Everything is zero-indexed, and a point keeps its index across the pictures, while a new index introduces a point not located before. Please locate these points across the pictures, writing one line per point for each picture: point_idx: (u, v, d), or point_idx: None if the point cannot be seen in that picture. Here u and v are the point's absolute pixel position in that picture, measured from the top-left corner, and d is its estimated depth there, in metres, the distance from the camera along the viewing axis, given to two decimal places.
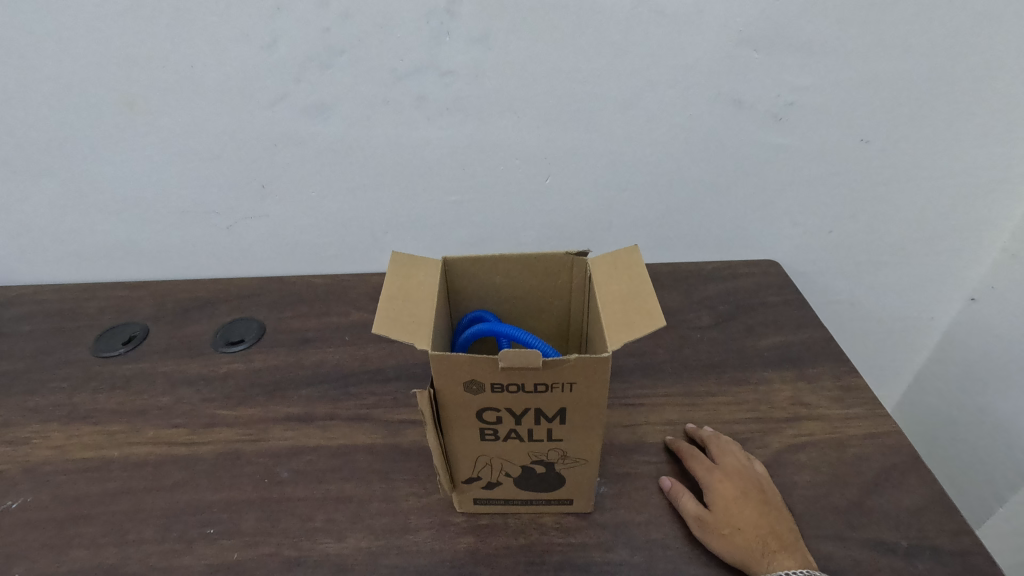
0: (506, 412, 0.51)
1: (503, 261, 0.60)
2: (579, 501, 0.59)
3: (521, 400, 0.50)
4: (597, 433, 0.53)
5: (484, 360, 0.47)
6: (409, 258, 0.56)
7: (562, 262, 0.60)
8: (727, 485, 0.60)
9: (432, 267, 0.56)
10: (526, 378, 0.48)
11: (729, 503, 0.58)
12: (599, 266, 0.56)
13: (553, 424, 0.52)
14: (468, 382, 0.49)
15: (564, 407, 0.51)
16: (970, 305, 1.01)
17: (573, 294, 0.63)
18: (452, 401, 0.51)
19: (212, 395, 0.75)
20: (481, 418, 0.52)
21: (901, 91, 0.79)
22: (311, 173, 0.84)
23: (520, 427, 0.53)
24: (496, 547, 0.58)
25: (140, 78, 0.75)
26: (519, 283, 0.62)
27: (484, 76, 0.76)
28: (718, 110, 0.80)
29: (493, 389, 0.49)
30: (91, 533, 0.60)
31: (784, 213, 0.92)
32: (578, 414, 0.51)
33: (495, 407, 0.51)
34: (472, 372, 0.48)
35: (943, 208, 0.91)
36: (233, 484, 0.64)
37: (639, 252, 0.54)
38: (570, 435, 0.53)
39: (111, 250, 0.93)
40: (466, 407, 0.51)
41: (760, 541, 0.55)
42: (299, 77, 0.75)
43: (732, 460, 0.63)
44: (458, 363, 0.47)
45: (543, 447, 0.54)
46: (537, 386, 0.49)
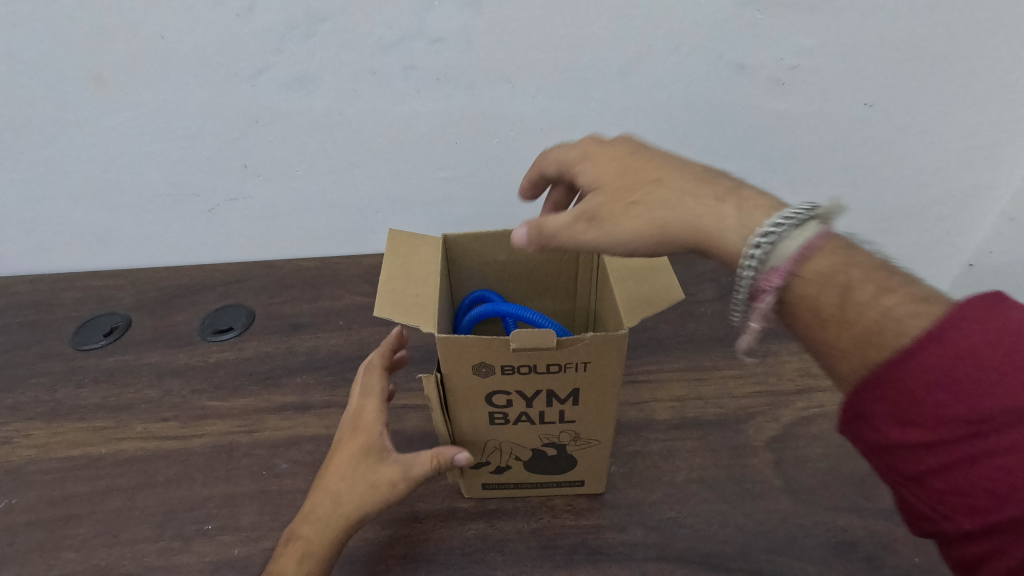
0: (517, 395, 0.49)
1: (507, 237, 0.57)
2: (591, 482, 0.58)
3: (534, 382, 0.48)
4: (612, 412, 0.51)
5: (494, 342, 0.44)
6: (407, 235, 0.53)
7: None
8: (612, 166, 0.50)
9: (431, 244, 0.54)
10: (539, 359, 0.46)
11: (627, 175, 0.48)
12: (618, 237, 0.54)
13: (565, 405, 0.50)
14: (477, 365, 0.46)
15: (577, 388, 0.49)
16: (968, 270, 1.01)
17: (581, 269, 0.61)
18: (460, 385, 0.48)
19: (203, 387, 0.72)
20: (491, 402, 0.50)
21: (906, 53, 0.77)
22: (295, 151, 0.80)
23: (531, 410, 0.51)
24: (507, 533, 0.56)
25: (107, 52, 0.69)
26: (524, 259, 0.60)
27: (477, 43, 0.72)
28: (719, 75, 0.77)
29: (503, 372, 0.47)
30: (82, 534, 0.57)
31: (786, 180, 0.90)
32: (592, 395, 0.49)
33: (505, 390, 0.49)
34: (481, 355, 0.45)
35: (946, 172, 0.90)
36: (229, 478, 0.62)
37: None
38: (583, 416, 0.51)
39: (86, 237, 0.88)
40: (475, 391, 0.49)
41: (689, 191, 0.46)
42: (280, 47, 0.71)
43: (596, 142, 0.54)
44: (466, 346, 0.45)
45: (556, 429, 0.52)
46: (551, 366, 0.47)
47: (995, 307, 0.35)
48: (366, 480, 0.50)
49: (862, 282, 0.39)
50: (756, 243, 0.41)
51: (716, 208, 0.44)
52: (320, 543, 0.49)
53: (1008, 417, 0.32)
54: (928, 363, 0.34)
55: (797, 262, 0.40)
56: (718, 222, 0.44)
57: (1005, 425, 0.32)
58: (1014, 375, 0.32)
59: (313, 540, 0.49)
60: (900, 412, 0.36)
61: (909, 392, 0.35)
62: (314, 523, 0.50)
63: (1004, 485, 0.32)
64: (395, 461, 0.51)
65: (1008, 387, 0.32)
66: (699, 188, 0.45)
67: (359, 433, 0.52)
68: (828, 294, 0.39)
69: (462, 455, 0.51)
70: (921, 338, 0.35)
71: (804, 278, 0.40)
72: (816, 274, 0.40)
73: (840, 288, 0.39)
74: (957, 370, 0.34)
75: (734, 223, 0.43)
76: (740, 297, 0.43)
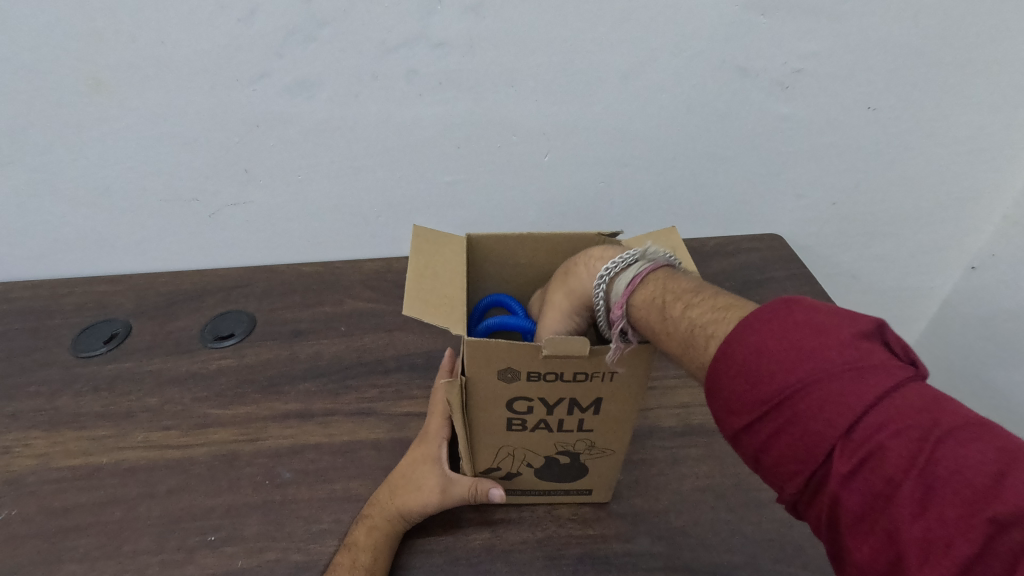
0: (539, 402, 0.51)
1: (532, 240, 0.62)
2: (598, 493, 0.58)
3: (557, 389, 0.50)
4: (629, 423, 0.53)
5: (524, 347, 0.45)
6: (432, 236, 0.54)
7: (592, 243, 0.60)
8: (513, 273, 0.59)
9: (455, 245, 0.55)
10: (565, 367, 0.48)
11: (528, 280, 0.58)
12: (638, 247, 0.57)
13: (585, 414, 0.52)
14: (504, 370, 0.48)
15: (600, 397, 0.51)
16: (970, 273, 1.01)
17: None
18: (485, 389, 0.49)
19: (204, 394, 0.71)
20: (512, 408, 0.51)
21: (909, 56, 0.76)
22: (295, 156, 0.80)
23: (550, 417, 0.52)
24: (513, 543, 0.56)
25: (105, 56, 0.69)
26: (547, 261, 0.64)
27: (479, 47, 0.72)
28: (723, 79, 0.77)
29: (528, 378, 0.49)
30: (83, 545, 0.57)
31: (789, 184, 0.89)
32: (612, 404, 0.51)
33: (528, 397, 0.50)
34: (509, 360, 0.47)
35: (948, 175, 0.89)
36: (232, 487, 0.61)
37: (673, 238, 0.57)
38: (602, 425, 0.53)
39: (84, 243, 0.87)
40: (499, 396, 0.50)
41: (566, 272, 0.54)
42: (280, 52, 0.70)
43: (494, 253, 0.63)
44: (495, 350, 0.46)
45: (572, 437, 0.54)
46: (577, 374, 0.49)
47: (791, 305, 0.39)
48: (427, 479, 0.57)
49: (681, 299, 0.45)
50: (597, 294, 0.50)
51: (580, 277, 0.53)
52: (385, 526, 0.55)
53: (794, 391, 0.36)
54: (739, 354, 0.39)
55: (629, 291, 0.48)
56: (580, 279, 0.53)
57: (790, 397, 0.36)
58: (799, 354, 0.37)
59: (378, 522, 0.55)
60: (725, 400, 0.40)
61: (726, 382, 0.40)
62: (380, 508, 0.56)
63: (802, 451, 0.36)
64: (441, 474, 0.57)
65: (792, 364, 0.37)
66: (562, 268, 0.56)
67: (425, 444, 0.60)
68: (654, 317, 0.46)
69: (498, 489, 0.56)
70: (731, 336, 0.40)
71: (637, 303, 0.47)
72: (644, 300, 0.47)
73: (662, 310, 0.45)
74: (755, 356, 0.38)
75: (586, 273, 0.52)
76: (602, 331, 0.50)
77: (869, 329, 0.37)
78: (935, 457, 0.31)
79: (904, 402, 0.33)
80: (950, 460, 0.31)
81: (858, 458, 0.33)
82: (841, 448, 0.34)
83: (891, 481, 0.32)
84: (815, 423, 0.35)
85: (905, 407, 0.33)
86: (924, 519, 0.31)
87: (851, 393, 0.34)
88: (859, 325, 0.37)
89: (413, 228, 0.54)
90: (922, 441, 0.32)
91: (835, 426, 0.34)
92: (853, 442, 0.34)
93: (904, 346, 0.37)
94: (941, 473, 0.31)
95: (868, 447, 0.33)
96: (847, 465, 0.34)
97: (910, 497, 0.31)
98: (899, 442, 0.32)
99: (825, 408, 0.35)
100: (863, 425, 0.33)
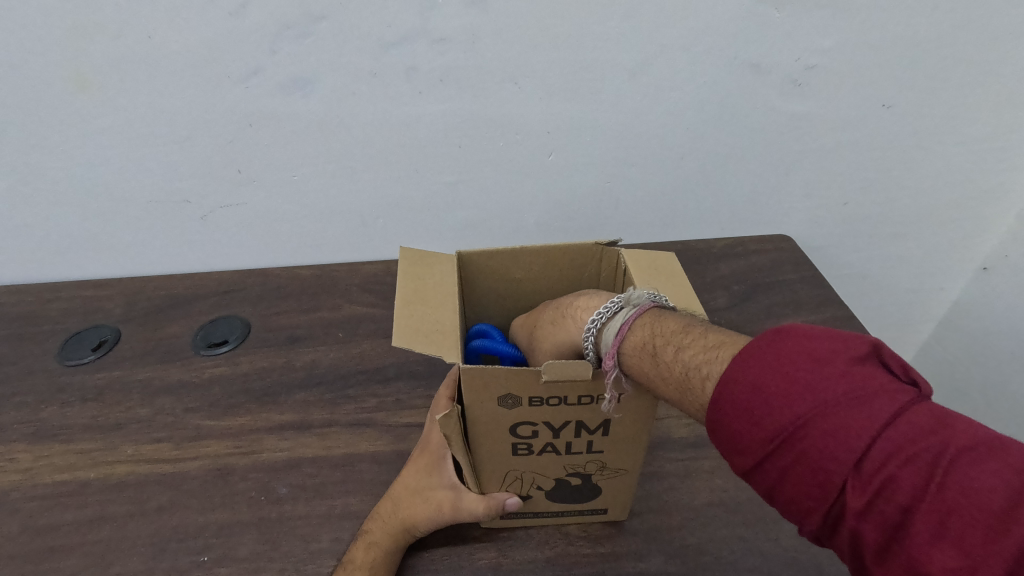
0: (544, 426, 0.48)
1: (527, 253, 0.59)
2: (613, 511, 0.56)
3: (563, 413, 0.47)
4: (641, 441, 0.51)
5: (524, 373, 0.43)
6: (419, 259, 0.52)
7: (591, 252, 0.60)
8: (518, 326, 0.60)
9: (445, 266, 0.53)
10: (569, 391, 0.45)
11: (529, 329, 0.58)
12: (638, 264, 0.55)
13: (594, 436, 0.50)
14: (503, 396, 0.45)
15: (608, 419, 0.48)
16: (982, 274, 0.99)
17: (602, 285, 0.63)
18: (484, 416, 0.47)
19: (196, 405, 0.69)
20: (515, 433, 0.49)
21: (926, 53, 0.74)
22: (291, 155, 0.77)
23: (557, 440, 0.50)
24: (520, 562, 0.53)
25: (91, 52, 0.66)
26: (547, 271, 0.62)
27: (483, 43, 0.69)
28: (733, 76, 0.74)
29: (531, 404, 0.46)
30: (69, 567, 0.54)
31: (799, 184, 0.87)
32: (622, 425, 0.49)
33: (532, 421, 0.48)
34: (508, 386, 0.44)
35: (962, 174, 0.87)
36: (225, 504, 0.59)
37: (675, 262, 0.56)
38: (612, 445, 0.51)
39: (71, 247, 0.84)
40: (500, 423, 0.48)
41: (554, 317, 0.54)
42: (274, 47, 0.67)
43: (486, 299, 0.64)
44: (493, 378, 0.44)
45: (582, 459, 0.52)
46: (582, 398, 0.46)
47: (781, 334, 0.37)
48: (432, 493, 0.54)
49: (673, 343, 0.42)
50: (586, 345, 0.48)
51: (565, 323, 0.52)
52: (386, 542, 0.52)
53: (796, 427, 0.34)
54: (734, 390, 0.37)
55: (618, 335, 0.45)
56: (567, 331, 0.52)
57: (793, 434, 0.34)
58: (795, 387, 0.35)
59: (379, 539, 0.52)
60: (726, 439, 0.38)
61: (725, 418, 0.37)
62: (380, 523, 0.53)
63: (811, 487, 0.34)
64: (449, 486, 0.54)
65: (790, 399, 0.35)
66: (551, 313, 0.55)
67: (427, 454, 0.57)
68: (648, 364, 0.43)
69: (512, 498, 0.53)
70: (726, 372, 0.38)
71: (628, 348, 0.44)
72: (634, 346, 0.44)
73: (655, 355, 0.43)
74: (751, 392, 0.36)
75: (574, 327, 0.51)
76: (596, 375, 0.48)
77: (862, 350, 0.35)
78: (948, 481, 0.30)
79: (909, 427, 0.31)
80: (965, 483, 0.29)
81: (871, 491, 0.31)
82: (851, 483, 0.32)
83: (907, 511, 0.30)
84: (821, 459, 0.33)
85: (911, 431, 0.31)
86: (946, 549, 0.29)
87: (853, 424, 0.32)
88: (852, 348, 0.35)
89: (400, 251, 0.53)
90: (933, 466, 0.30)
91: (842, 461, 0.32)
92: (863, 475, 0.32)
93: (899, 362, 0.36)
94: (957, 498, 0.29)
95: (878, 479, 0.31)
96: (860, 500, 0.32)
97: (928, 526, 0.30)
98: (909, 470, 0.30)
99: (829, 443, 0.33)
100: (873, 455, 0.32)
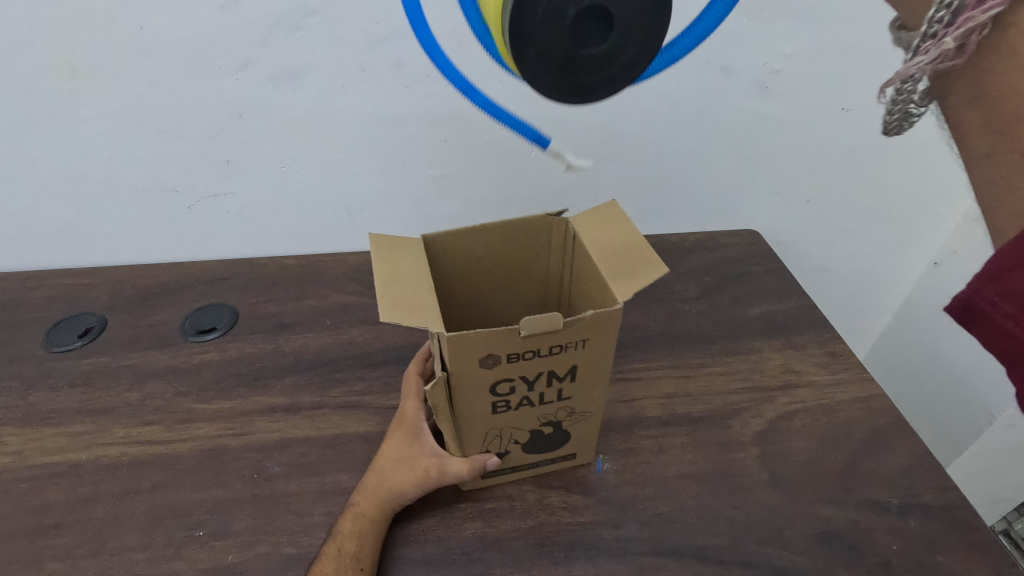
0: (520, 381, 0.52)
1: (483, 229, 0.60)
2: (581, 454, 0.62)
3: (537, 365, 0.51)
4: (603, 383, 0.55)
5: (503, 332, 0.47)
6: (387, 240, 0.54)
7: (541, 224, 0.61)
8: None
9: (414, 247, 0.55)
10: (542, 343, 0.49)
11: None
12: (588, 230, 0.57)
13: (564, 383, 0.54)
14: (484, 357, 0.49)
15: (576, 365, 0.52)
16: (932, 268, 1.06)
17: (552, 254, 0.63)
18: (466, 380, 0.50)
19: (187, 389, 0.70)
20: (494, 391, 0.52)
21: (881, 62, 0.80)
22: (279, 146, 0.78)
23: (532, 393, 0.54)
24: (505, 531, 0.57)
25: (81, 42, 0.67)
26: (499, 249, 0.62)
27: (470, 40, 0.72)
28: (706, 79, 0.79)
29: (507, 361, 0.50)
30: (65, 544, 0.55)
31: (766, 182, 0.93)
32: (588, 371, 0.53)
33: (509, 378, 0.51)
34: (488, 347, 0.48)
35: (916, 174, 0.93)
36: (219, 483, 0.60)
37: (620, 206, 0.58)
38: (579, 391, 0.55)
39: (52, 234, 0.84)
40: (480, 383, 0.51)
41: None
42: (266, 41, 0.69)
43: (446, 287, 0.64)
44: (474, 342, 0.47)
45: (554, 407, 0.56)
46: (553, 348, 0.50)
47: None
48: (418, 461, 0.57)
49: None
50: None
51: None
52: (373, 512, 0.55)
53: None
54: None
55: None
56: None
57: None
58: None
59: (366, 509, 0.55)
60: None
61: None
62: (366, 495, 0.56)
63: None
64: (432, 455, 0.57)
65: None
66: None
67: (404, 427, 0.60)
68: None
69: (494, 459, 0.57)
70: None
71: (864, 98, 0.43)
72: None
73: None
74: None
75: None
76: (934, 22, 0.40)
77: None
78: None
79: None
80: None
81: None
82: None
83: None
84: None
85: None
86: None
87: None
88: None
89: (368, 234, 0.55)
90: None
91: None
92: None
93: None
94: None
95: None
96: None
97: None
98: None
99: None
100: None
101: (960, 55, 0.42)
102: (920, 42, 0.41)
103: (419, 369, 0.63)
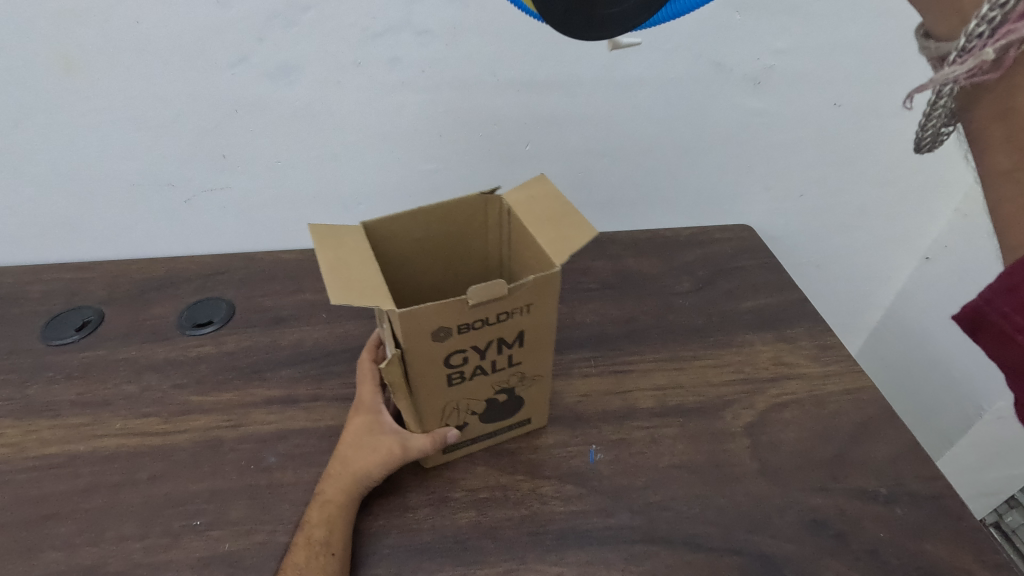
0: (472, 351, 0.55)
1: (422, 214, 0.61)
2: (536, 419, 0.65)
3: (487, 333, 0.54)
4: (549, 344, 0.59)
5: (452, 303, 0.49)
6: (329, 228, 0.55)
7: (476, 203, 0.62)
8: None
9: (356, 232, 0.56)
10: (490, 311, 0.52)
11: None
12: (521, 204, 0.59)
13: (513, 349, 0.57)
14: (436, 331, 0.51)
15: (523, 330, 0.56)
16: (924, 263, 1.07)
17: (489, 229, 0.65)
18: (420, 355, 0.52)
19: (184, 381, 0.71)
20: (447, 364, 0.54)
21: (872, 57, 0.80)
22: (276, 141, 0.79)
23: (484, 362, 0.56)
24: (499, 520, 0.58)
25: (77, 37, 0.67)
26: (441, 231, 0.64)
27: (466, 35, 0.72)
28: (699, 74, 0.79)
29: (459, 332, 0.52)
30: (63, 534, 0.56)
31: (759, 178, 0.93)
32: (534, 334, 0.57)
33: (461, 349, 0.54)
34: (440, 320, 0.50)
35: (908, 169, 0.94)
36: (216, 473, 0.61)
37: (548, 178, 0.61)
38: (527, 355, 0.58)
39: (49, 228, 0.84)
40: (434, 358, 0.53)
41: None
42: (262, 36, 0.70)
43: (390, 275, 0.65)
44: (427, 316, 0.49)
45: (505, 374, 0.59)
46: (500, 315, 0.53)
47: None
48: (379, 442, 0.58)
49: None
50: None
51: None
52: (341, 497, 0.56)
53: None
54: None
55: None
56: None
57: None
58: None
59: (333, 495, 0.56)
60: None
61: None
62: (332, 482, 0.57)
63: None
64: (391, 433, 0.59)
65: None
66: None
67: (361, 412, 0.61)
68: None
69: (453, 432, 0.59)
70: None
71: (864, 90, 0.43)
72: None
73: None
74: None
75: None
76: (975, 35, 0.41)
77: None
78: None
79: None
80: None
81: None
82: None
83: None
84: None
85: None
86: None
87: None
88: None
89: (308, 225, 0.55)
90: None
91: None
92: None
93: None
94: None
95: None
96: None
97: None
98: None
99: None
100: None
101: (994, 68, 0.43)
102: (957, 56, 0.42)
103: (371, 355, 0.64)
